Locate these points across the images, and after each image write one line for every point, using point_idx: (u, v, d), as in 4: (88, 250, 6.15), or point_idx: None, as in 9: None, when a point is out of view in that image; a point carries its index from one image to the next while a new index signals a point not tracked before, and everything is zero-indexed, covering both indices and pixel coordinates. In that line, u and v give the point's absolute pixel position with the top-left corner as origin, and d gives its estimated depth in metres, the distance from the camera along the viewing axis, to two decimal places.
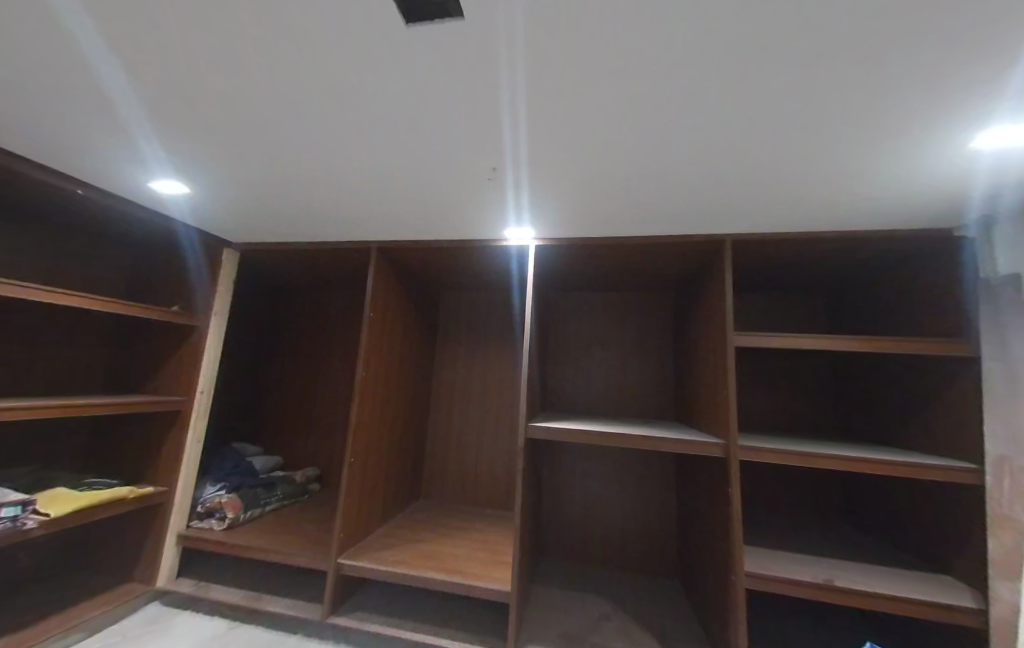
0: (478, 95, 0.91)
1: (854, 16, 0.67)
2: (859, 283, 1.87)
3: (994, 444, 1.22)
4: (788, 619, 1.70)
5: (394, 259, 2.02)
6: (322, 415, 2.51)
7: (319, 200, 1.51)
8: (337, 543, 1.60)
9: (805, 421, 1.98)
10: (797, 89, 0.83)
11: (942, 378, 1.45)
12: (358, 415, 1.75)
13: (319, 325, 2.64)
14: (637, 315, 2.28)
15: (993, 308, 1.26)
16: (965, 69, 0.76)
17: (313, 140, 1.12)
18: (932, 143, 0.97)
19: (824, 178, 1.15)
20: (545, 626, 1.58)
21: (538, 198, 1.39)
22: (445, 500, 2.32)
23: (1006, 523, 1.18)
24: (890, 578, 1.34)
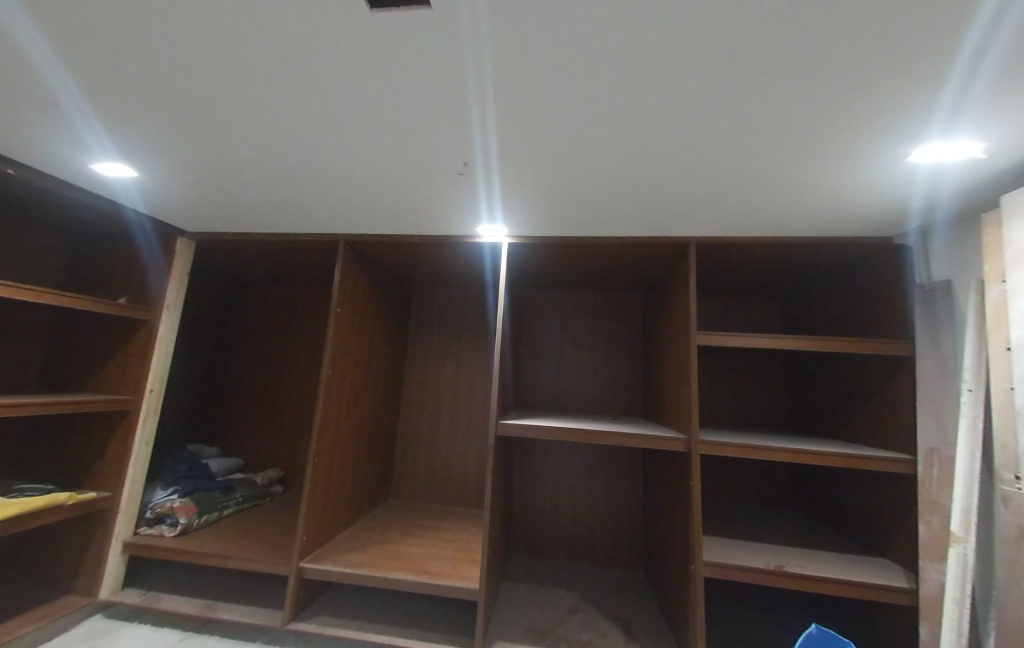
0: (442, 85, 0.83)
1: (830, 20, 0.64)
2: (811, 287, 1.92)
3: (926, 436, 1.27)
4: (741, 605, 1.76)
5: (363, 252, 1.93)
6: (288, 414, 2.45)
7: (280, 193, 1.41)
8: (299, 548, 1.55)
9: (765, 417, 2.02)
10: (777, 86, 0.78)
11: (883, 373, 1.50)
12: (322, 417, 1.69)
13: (285, 322, 2.56)
14: (607, 313, 2.29)
15: (930, 311, 1.32)
16: (935, 82, 0.74)
17: (264, 129, 1.03)
18: (916, 149, 0.94)
19: (805, 180, 1.12)
20: (513, 623, 1.57)
21: (509, 197, 1.33)
22: (416, 500, 2.30)
23: (932, 508, 1.23)
24: (830, 562, 1.39)
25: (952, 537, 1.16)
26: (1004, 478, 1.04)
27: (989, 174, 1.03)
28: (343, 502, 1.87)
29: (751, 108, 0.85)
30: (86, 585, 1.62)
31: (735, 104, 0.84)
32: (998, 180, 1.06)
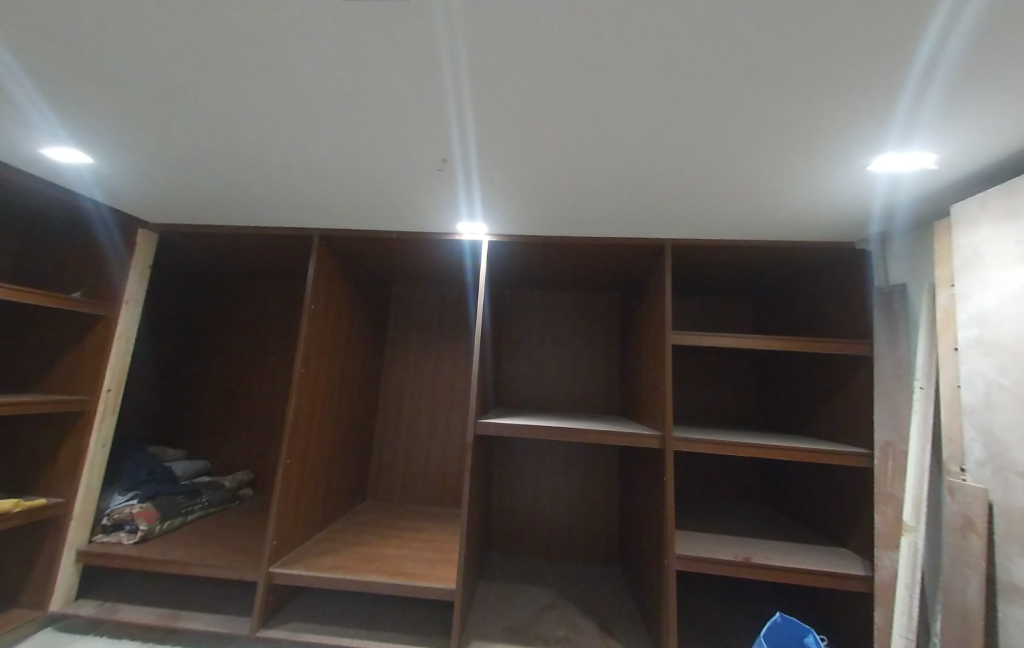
0: (417, 77, 0.81)
1: (797, 32, 0.66)
2: (780, 289, 2.00)
3: (882, 431, 1.34)
4: (712, 596, 1.81)
5: (338, 247, 1.88)
6: (259, 414, 2.37)
7: (251, 183, 1.35)
8: (269, 552, 1.50)
9: (735, 414, 2.09)
10: (748, 92, 0.80)
11: (844, 372, 1.57)
12: (293, 417, 1.63)
13: (256, 319, 2.47)
14: (586, 312, 2.31)
15: (887, 313, 1.39)
16: (893, 95, 0.78)
17: (230, 116, 0.98)
18: (876, 158, 0.99)
19: (775, 186, 1.16)
20: (489, 621, 1.57)
21: (489, 195, 1.32)
22: (392, 501, 2.27)
23: (886, 499, 1.30)
24: (794, 553, 1.45)
25: (904, 527, 1.23)
26: (951, 471, 1.10)
27: (941, 183, 1.09)
28: (316, 505, 1.82)
29: (724, 114, 0.87)
30: (34, 598, 1.52)
31: (709, 108, 0.86)
32: (950, 189, 1.12)
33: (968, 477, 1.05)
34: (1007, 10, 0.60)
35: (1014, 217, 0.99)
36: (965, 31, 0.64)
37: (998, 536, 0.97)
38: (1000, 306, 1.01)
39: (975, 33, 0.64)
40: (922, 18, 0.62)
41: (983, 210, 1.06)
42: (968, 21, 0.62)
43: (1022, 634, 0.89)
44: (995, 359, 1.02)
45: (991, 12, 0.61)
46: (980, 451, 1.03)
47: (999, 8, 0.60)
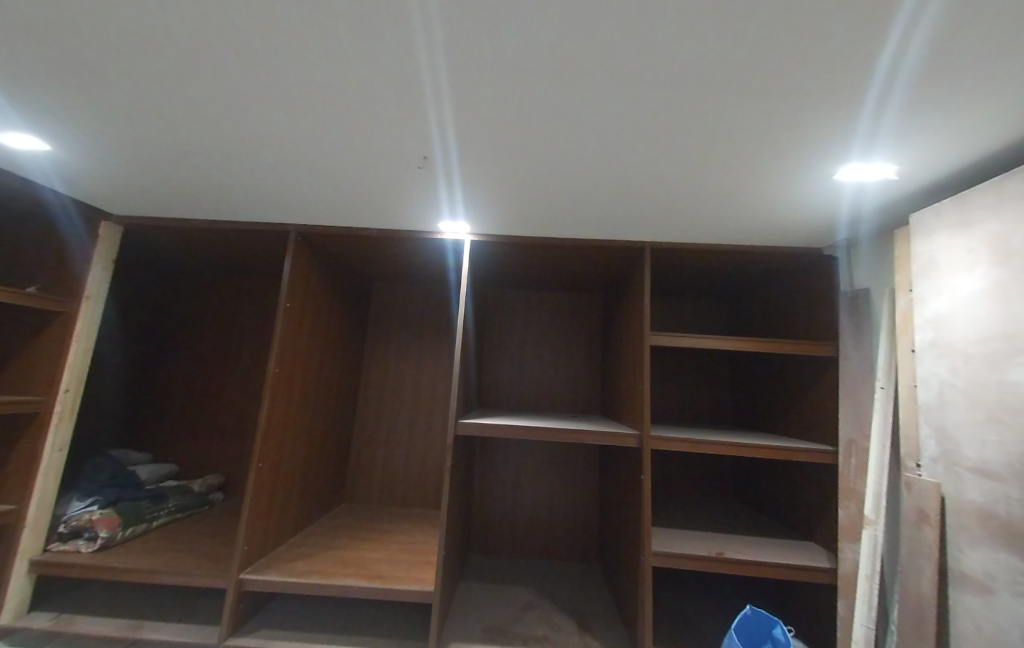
0: (394, 72, 0.80)
1: (763, 45, 0.69)
2: (753, 293, 2.06)
3: (846, 429, 1.41)
4: (686, 591, 1.86)
5: (316, 244, 1.84)
6: (231, 415, 2.29)
7: (223, 175, 1.30)
8: (240, 557, 1.45)
9: (711, 414, 2.15)
10: (719, 101, 0.83)
11: (813, 373, 1.64)
12: (267, 417, 1.58)
13: (229, 317, 2.39)
14: (568, 313, 2.33)
15: (852, 316, 1.46)
16: (853, 108, 0.82)
17: (200, 105, 0.95)
18: (841, 168, 1.03)
19: (747, 192, 1.19)
20: (468, 622, 1.56)
21: (470, 195, 1.31)
22: (371, 503, 2.23)
23: (849, 494, 1.36)
24: (764, 547, 1.50)
25: (865, 520, 1.28)
26: (908, 466, 1.16)
27: (902, 193, 1.15)
28: (291, 507, 1.78)
29: (697, 121, 0.89)
30: None
31: (682, 116, 0.88)
32: (910, 198, 1.18)
33: (923, 473, 1.11)
34: (955, 32, 0.64)
35: (967, 226, 1.05)
36: (918, 51, 0.68)
37: (949, 528, 1.03)
38: (953, 311, 1.07)
39: (927, 54, 0.68)
40: (880, 36, 0.65)
41: (939, 219, 1.12)
42: (921, 42, 0.66)
43: (970, 621, 0.95)
44: (947, 360, 1.08)
45: (940, 34, 0.65)
46: (933, 447, 1.09)
47: (947, 31, 0.64)
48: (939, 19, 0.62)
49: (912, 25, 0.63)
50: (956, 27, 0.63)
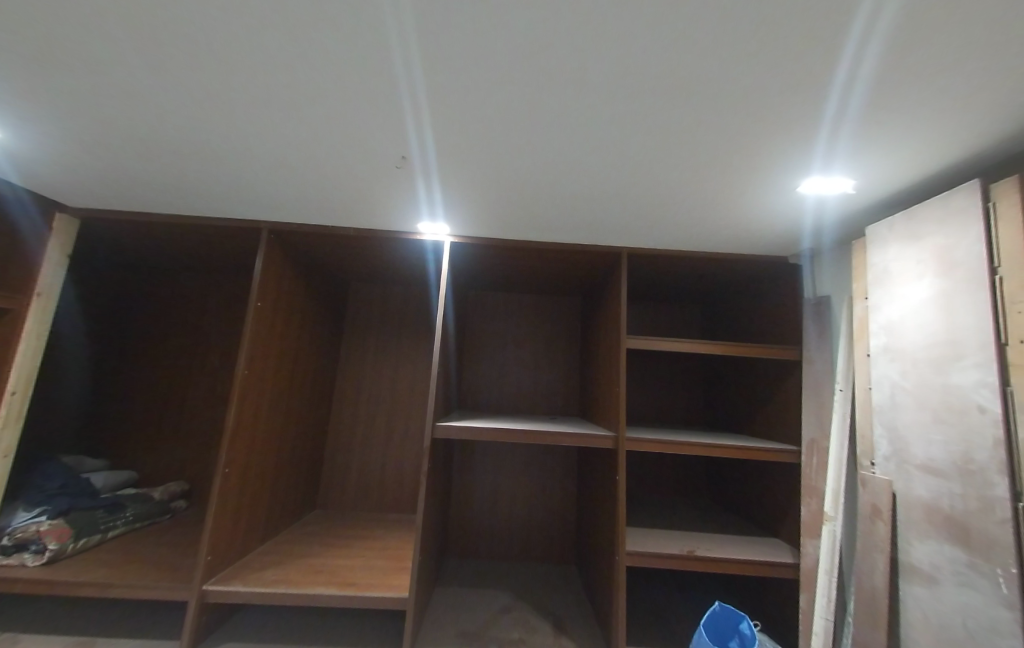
0: (369, 70, 0.79)
1: (728, 61, 0.72)
2: (725, 298, 2.13)
3: (809, 429, 1.47)
4: (660, 589, 1.89)
5: (290, 243, 1.79)
6: (197, 419, 2.19)
7: (191, 169, 1.25)
8: (202, 568, 1.39)
9: (684, 415, 2.21)
10: (688, 113, 0.86)
11: (779, 375, 1.70)
12: (234, 422, 1.52)
13: (196, 316, 2.29)
14: (547, 316, 2.35)
15: (816, 322, 1.52)
16: (811, 124, 0.86)
17: (166, 96, 0.91)
18: (804, 180, 1.08)
19: (718, 201, 1.23)
20: (444, 628, 1.55)
21: (449, 196, 1.30)
22: (345, 509, 2.18)
23: (811, 491, 1.42)
24: (733, 545, 1.54)
25: (825, 516, 1.34)
26: (863, 465, 1.23)
27: (861, 206, 1.21)
28: (260, 514, 1.72)
29: (669, 131, 0.92)
30: None
31: (653, 126, 0.91)
32: (868, 212, 1.25)
33: (877, 470, 1.17)
34: (898, 60, 0.69)
35: (916, 239, 1.12)
36: (867, 74, 0.73)
37: (900, 522, 1.09)
38: (904, 318, 1.14)
39: (875, 78, 0.73)
40: (831, 60, 0.70)
41: (891, 232, 1.19)
42: (869, 67, 0.71)
43: (919, 609, 1.01)
44: (898, 364, 1.15)
45: (886, 61, 0.70)
46: (886, 446, 1.15)
47: (891, 58, 0.69)
48: (883, 48, 0.67)
49: (860, 50, 0.68)
50: (899, 54, 0.68)
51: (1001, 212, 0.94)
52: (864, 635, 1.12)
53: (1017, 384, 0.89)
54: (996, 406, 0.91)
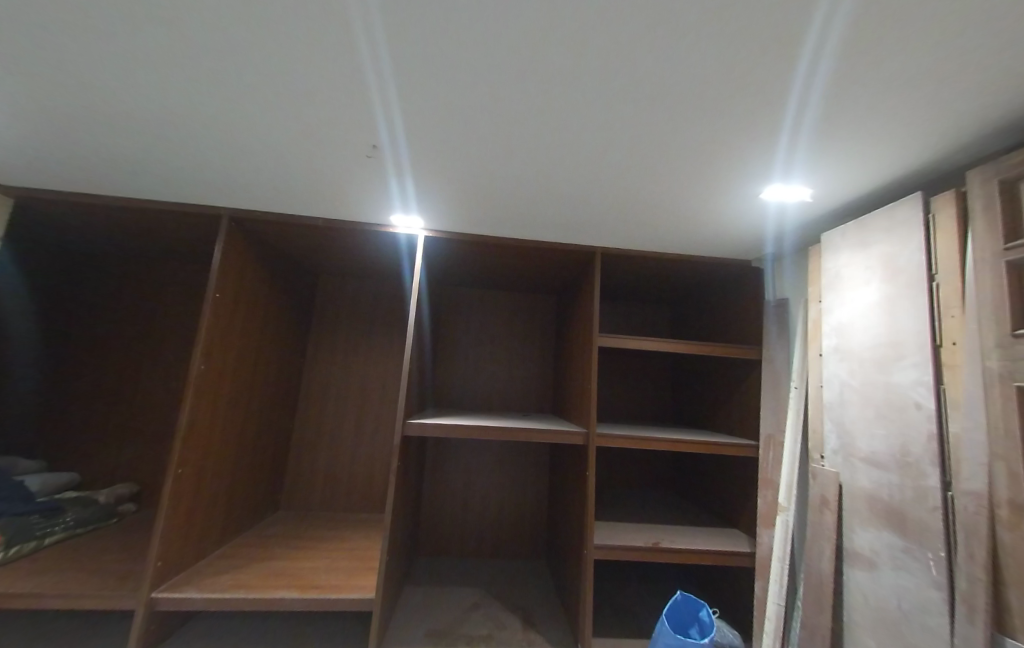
0: (332, 54, 0.76)
1: (694, 67, 0.74)
2: (693, 299, 2.20)
3: (766, 425, 1.54)
4: (626, 581, 1.94)
5: (254, 232, 1.70)
6: (148, 416, 2.06)
7: (143, 149, 1.17)
8: (151, 575, 1.31)
9: (653, 412, 2.27)
10: (656, 116, 0.87)
11: (741, 374, 1.78)
12: (189, 420, 1.44)
13: (148, 306, 2.15)
14: (521, 313, 2.35)
15: (776, 323, 1.60)
16: (771, 133, 0.90)
17: (112, 68, 0.84)
18: (767, 187, 1.13)
19: (687, 204, 1.27)
20: (411, 627, 1.53)
21: (423, 189, 1.28)
22: (310, 509, 2.11)
23: (767, 484, 1.49)
24: (694, 536, 1.60)
25: (779, 507, 1.41)
26: (814, 458, 1.30)
27: (818, 213, 1.27)
28: (217, 516, 1.64)
29: (638, 134, 0.94)
30: None
31: (623, 127, 0.92)
32: (824, 220, 1.33)
33: (826, 463, 1.25)
34: (848, 75, 0.73)
35: (865, 247, 1.19)
36: (820, 87, 0.76)
37: (845, 512, 1.16)
38: (853, 320, 1.22)
39: (827, 91, 0.77)
40: (788, 72, 0.73)
41: (844, 240, 1.27)
42: (821, 80, 0.75)
43: (860, 592, 1.08)
44: (847, 363, 1.22)
45: (837, 76, 0.73)
46: (834, 441, 1.23)
47: (843, 74, 0.73)
48: (833, 64, 0.71)
49: (813, 66, 0.71)
50: (848, 70, 0.72)
51: (939, 225, 1.01)
52: (811, 618, 1.19)
53: (949, 383, 0.97)
54: (930, 403, 0.98)
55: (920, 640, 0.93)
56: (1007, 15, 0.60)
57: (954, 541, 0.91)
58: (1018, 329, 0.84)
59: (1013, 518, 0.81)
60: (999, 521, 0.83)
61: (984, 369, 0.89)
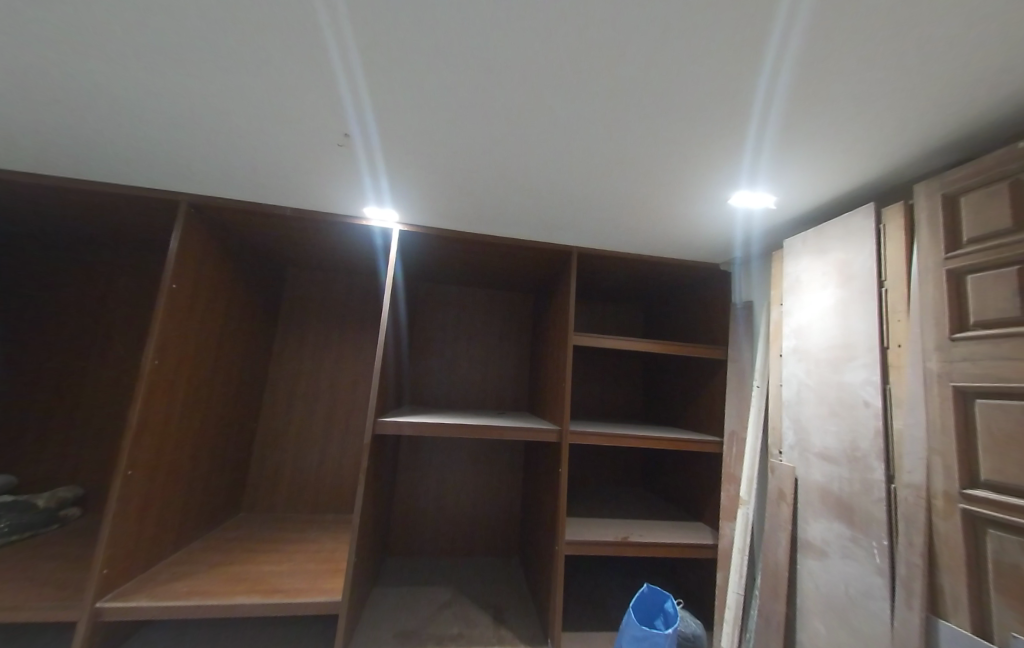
0: (297, 39, 0.73)
1: (664, 75, 0.76)
2: (665, 300, 2.26)
3: (730, 422, 1.60)
4: (596, 575, 1.97)
5: (215, 219, 1.61)
6: (97, 414, 1.93)
7: (90, 128, 1.09)
8: (96, 583, 1.23)
9: (626, 410, 2.32)
10: (627, 120, 0.89)
11: (708, 372, 1.84)
12: (141, 418, 1.35)
13: (98, 297, 2.00)
14: (498, 310, 2.34)
15: (741, 324, 1.66)
16: (737, 141, 0.93)
17: (55, 38, 0.78)
18: (735, 193, 1.17)
19: (660, 207, 1.29)
20: (380, 628, 1.50)
21: (398, 182, 1.25)
22: (275, 510, 2.04)
23: (729, 479, 1.55)
24: (661, 529, 1.65)
25: (741, 501, 1.47)
26: (773, 453, 1.36)
27: (782, 220, 1.33)
28: (172, 519, 1.55)
29: (610, 136, 0.95)
30: None
31: (596, 129, 0.93)
32: (787, 227, 1.39)
33: (784, 458, 1.31)
34: (806, 89, 0.77)
35: (823, 253, 1.25)
36: (779, 101, 0.80)
37: (800, 504, 1.23)
38: (811, 323, 1.28)
39: (787, 103, 0.81)
40: (752, 83, 0.76)
41: (804, 246, 1.33)
42: (781, 92, 0.78)
43: (812, 580, 1.14)
44: (804, 362, 1.28)
45: (796, 89, 0.77)
46: (792, 437, 1.29)
47: (801, 87, 0.76)
48: (793, 77, 0.74)
49: (774, 78, 0.75)
50: (807, 84, 0.75)
51: (889, 234, 1.08)
52: (768, 606, 1.25)
53: (894, 383, 1.03)
54: (878, 401, 1.04)
55: (865, 624, 0.99)
56: (939, 44, 0.65)
57: (896, 531, 0.97)
58: (956, 333, 0.90)
59: (947, 507, 0.87)
60: (935, 512, 0.89)
61: (924, 369, 0.95)
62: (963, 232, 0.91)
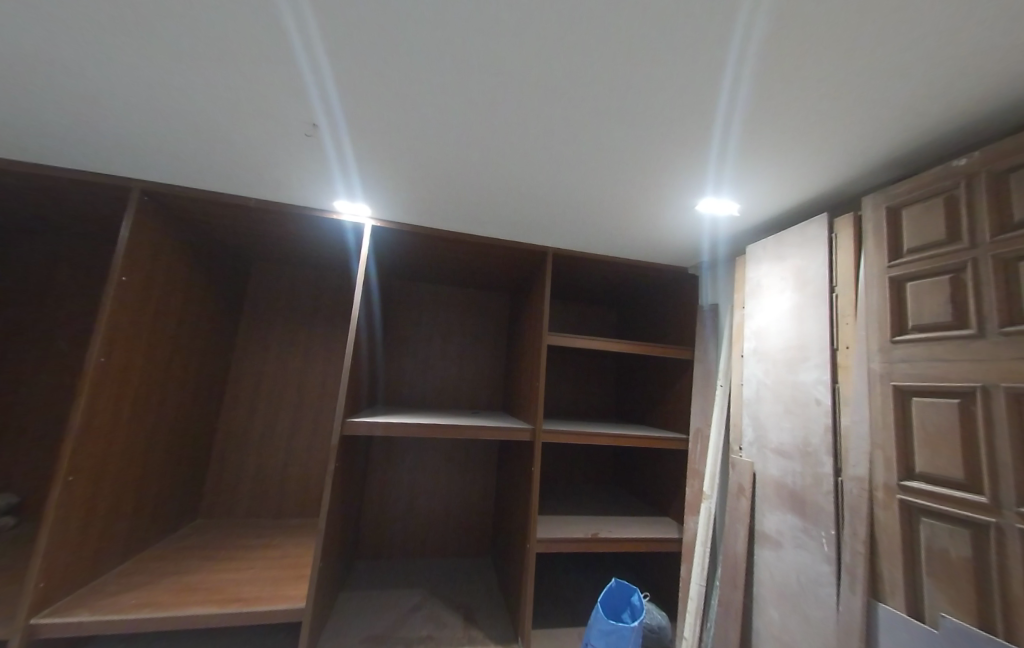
0: (258, 24, 0.70)
1: (630, 82, 0.78)
2: (637, 302, 2.32)
3: (696, 419, 1.66)
4: (566, 572, 2.00)
5: (171, 208, 1.52)
6: (35, 416, 1.78)
7: (25, 106, 1.00)
8: (30, 599, 1.14)
9: (597, 409, 2.36)
10: (597, 125, 0.91)
11: (676, 372, 1.90)
12: (84, 420, 1.26)
13: (37, 289, 1.85)
14: (473, 309, 2.33)
15: (707, 325, 1.72)
16: (701, 150, 0.97)
17: None
18: (702, 200, 1.21)
19: (631, 210, 1.32)
20: (346, 632, 1.47)
21: (368, 176, 1.22)
22: (236, 515, 1.95)
23: (694, 474, 1.61)
24: (630, 525, 1.69)
25: (704, 495, 1.53)
26: (734, 450, 1.42)
27: (745, 226, 1.39)
28: (120, 528, 1.46)
29: (581, 139, 0.96)
30: None
31: (567, 132, 0.94)
32: (750, 233, 1.45)
33: (743, 454, 1.37)
34: (763, 104, 0.81)
35: (781, 259, 1.32)
36: (739, 112, 0.84)
37: (757, 498, 1.29)
38: (769, 325, 1.34)
39: (746, 116, 0.85)
40: (713, 95, 0.79)
41: (764, 252, 1.39)
42: (739, 106, 0.82)
43: (767, 569, 1.20)
44: (763, 362, 1.35)
45: (755, 103, 0.81)
46: (751, 434, 1.35)
47: (758, 102, 0.80)
48: (751, 92, 0.78)
49: (733, 91, 0.78)
50: (764, 99, 0.79)
51: (840, 242, 1.14)
52: (727, 595, 1.31)
53: (843, 382, 1.10)
54: (828, 399, 1.11)
55: (814, 608, 1.05)
56: (880, 67, 0.70)
57: (841, 520, 1.04)
58: (897, 335, 0.97)
59: (886, 498, 0.94)
60: (877, 502, 0.96)
61: (868, 370, 1.02)
62: (905, 243, 0.98)
